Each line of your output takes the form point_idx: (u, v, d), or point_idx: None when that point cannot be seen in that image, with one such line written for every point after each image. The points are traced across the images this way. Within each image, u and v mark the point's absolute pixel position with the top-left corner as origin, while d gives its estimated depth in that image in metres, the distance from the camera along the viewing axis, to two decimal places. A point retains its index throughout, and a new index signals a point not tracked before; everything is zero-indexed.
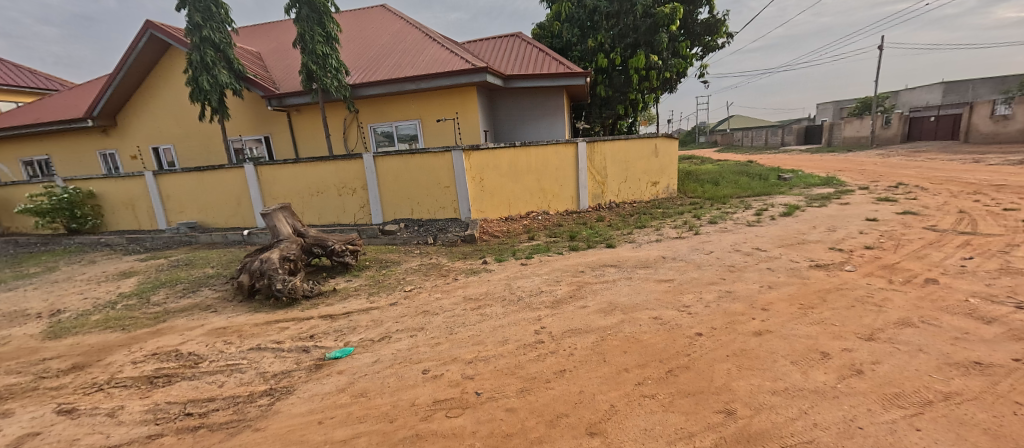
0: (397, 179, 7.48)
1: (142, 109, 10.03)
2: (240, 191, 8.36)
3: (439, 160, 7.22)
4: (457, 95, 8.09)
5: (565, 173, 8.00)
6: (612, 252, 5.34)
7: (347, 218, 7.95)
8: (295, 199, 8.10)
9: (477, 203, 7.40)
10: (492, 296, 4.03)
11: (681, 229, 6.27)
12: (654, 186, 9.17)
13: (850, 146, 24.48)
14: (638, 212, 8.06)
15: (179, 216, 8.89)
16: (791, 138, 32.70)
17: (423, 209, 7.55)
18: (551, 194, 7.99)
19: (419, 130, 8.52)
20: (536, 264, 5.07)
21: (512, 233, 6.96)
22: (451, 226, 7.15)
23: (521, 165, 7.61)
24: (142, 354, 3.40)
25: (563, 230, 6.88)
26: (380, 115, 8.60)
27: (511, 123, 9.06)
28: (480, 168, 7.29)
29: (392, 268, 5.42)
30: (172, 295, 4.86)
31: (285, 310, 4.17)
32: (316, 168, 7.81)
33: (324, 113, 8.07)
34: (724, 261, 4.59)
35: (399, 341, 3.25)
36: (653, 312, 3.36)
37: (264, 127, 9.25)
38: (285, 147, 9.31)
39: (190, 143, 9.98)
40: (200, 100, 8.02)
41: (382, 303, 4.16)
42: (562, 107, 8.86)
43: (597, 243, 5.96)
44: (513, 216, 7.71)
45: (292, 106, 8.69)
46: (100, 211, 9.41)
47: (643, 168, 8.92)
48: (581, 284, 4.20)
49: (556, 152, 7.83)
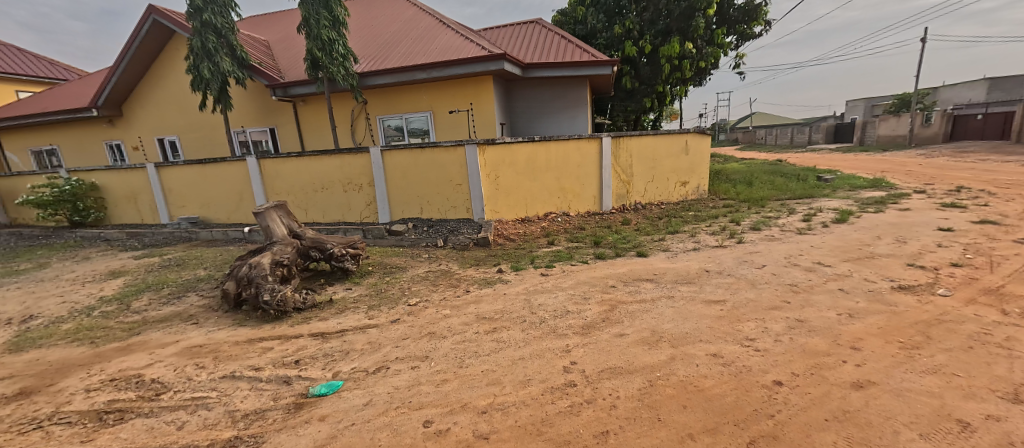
0: (406, 175, 6.93)
1: (146, 99, 9.70)
2: (243, 185, 7.94)
3: (451, 155, 6.64)
4: (472, 85, 7.49)
5: (587, 170, 7.33)
6: (645, 264, 4.68)
7: (353, 217, 7.46)
8: (299, 195, 7.64)
9: (491, 202, 6.80)
10: (510, 316, 3.43)
11: (720, 237, 5.58)
12: (684, 186, 8.43)
13: (886, 145, 23.09)
14: (668, 215, 7.36)
15: (181, 211, 8.53)
16: (820, 136, 31.21)
17: (433, 208, 7.00)
18: (572, 193, 7.34)
19: (431, 123, 7.95)
20: (559, 275, 4.46)
21: (529, 237, 6.35)
22: (462, 227, 6.59)
23: (540, 162, 6.96)
24: (99, 379, 2.90)
25: (586, 235, 6.24)
26: (389, 106, 8.04)
27: (528, 116, 8.41)
28: (495, 165, 6.68)
29: (397, 275, 4.88)
30: (155, 301, 4.41)
31: (272, 325, 3.65)
32: (321, 162, 7.33)
33: (330, 103, 7.56)
34: (782, 278, 3.90)
35: (397, 375, 2.67)
36: (709, 346, 2.71)
37: (269, 118, 8.81)
38: (291, 140, 8.86)
39: (195, 134, 9.62)
40: (201, 88, 7.63)
41: (383, 320, 3.61)
42: (584, 99, 8.21)
43: (626, 250, 5.32)
44: (530, 217, 7.10)
45: (298, 97, 8.22)
46: (103, 203, 9.13)
47: (672, 167, 8.19)
48: (614, 303, 3.56)
49: (578, 148, 7.15)
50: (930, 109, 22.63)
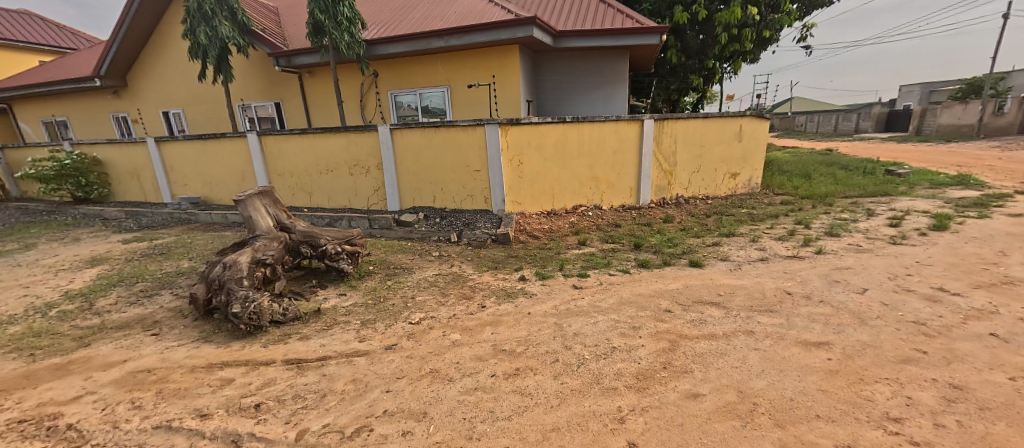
0: (418, 158, 6.13)
1: (151, 69, 9.13)
2: (244, 164, 7.31)
3: (469, 135, 5.77)
4: (495, 56, 6.54)
5: (625, 158, 6.36)
6: (704, 278, 3.78)
7: (360, 203, 6.75)
8: (303, 177, 6.97)
9: (514, 192, 5.95)
10: (538, 352, 2.63)
11: (791, 245, 4.59)
12: (733, 178, 7.34)
13: (949, 136, 20.90)
14: (718, 212, 6.33)
15: (183, 190, 8.01)
16: (869, 124, 28.77)
17: (447, 196, 6.21)
18: (606, 183, 6.40)
19: (448, 99, 7.07)
20: (598, 290, 3.61)
21: (556, 233, 5.49)
22: (479, 220, 5.79)
23: (571, 146, 6.02)
24: (9, 417, 2.25)
25: (624, 235, 5.33)
26: (402, 80, 7.19)
27: (558, 94, 7.41)
28: (520, 148, 5.79)
29: (400, 279, 4.14)
30: (122, 301, 3.78)
31: (242, 343, 2.95)
32: (326, 140, 6.60)
33: (336, 75, 6.76)
34: (899, 311, 2.95)
35: (382, 446, 1.91)
36: (836, 430, 1.83)
37: (274, 91, 8.10)
38: (297, 116, 8.15)
39: (199, 108, 9.02)
40: (199, 56, 6.96)
41: (376, 345, 2.85)
42: (623, 74, 7.16)
43: (676, 257, 4.41)
44: (557, 210, 6.22)
45: (303, 67, 7.45)
46: (106, 179, 8.69)
47: (721, 155, 7.11)
48: (675, 339, 2.71)
49: (616, 132, 6.17)
50: (1004, 96, 20.27)
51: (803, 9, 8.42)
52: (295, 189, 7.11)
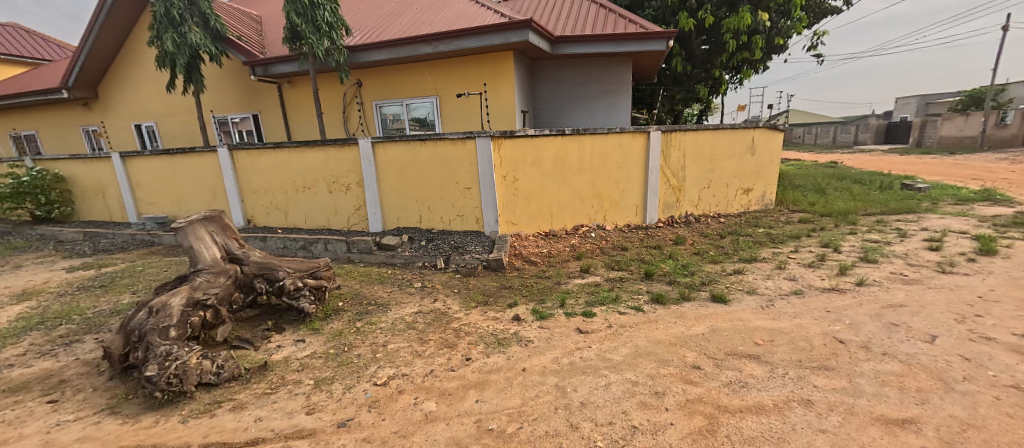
0: (402, 174, 5.56)
1: (123, 80, 8.58)
2: (214, 181, 6.70)
3: (458, 150, 5.21)
4: (488, 63, 6.02)
5: (630, 173, 5.81)
6: (735, 319, 3.17)
7: (340, 223, 6.13)
8: (277, 195, 6.38)
9: (508, 211, 5.36)
10: (535, 436, 2.00)
11: (825, 275, 4.01)
12: (746, 194, 6.80)
13: (952, 147, 20.64)
14: (733, 233, 5.76)
15: (150, 208, 7.38)
16: (868, 136, 28.60)
17: (435, 216, 5.61)
18: (609, 201, 5.83)
19: (437, 110, 6.52)
20: (608, 337, 2.99)
21: (556, 258, 4.89)
22: (470, 243, 5.18)
23: (571, 161, 5.47)
24: None
25: (632, 261, 4.73)
26: (388, 89, 6.65)
27: (557, 104, 6.89)
28: (515, 164, 5.22)
29: (373, 318, 3.50)
30: (33, 351, 3.13)
31: (156, 417, 2.31)
32: (302, 155, 6.03)
33: (315, 85, 6.22)
34: (990, 371, 2.34)
35: None
36: None
37: (251, 102, 7.54)
38: (276, 129, 7.58)
39: (173, 121, 8.45)
40: (167, 65, 6.41)
41: (326, 421, 2.21)
42: (626, 83, 6.66)
43: (696, 289, 3.81)
44: (555, 231, 5.63)
45: (281, 76, 6.90)
46: (69, 197, 8.05)
47: (733, 170, 6.58)
48: (713, 413, 2.09)
49: (620, 145, 5.63)
50: (1005, 108, 20.09)
51: (813, 16, 7.99)
52: (270, 208, 6.49)
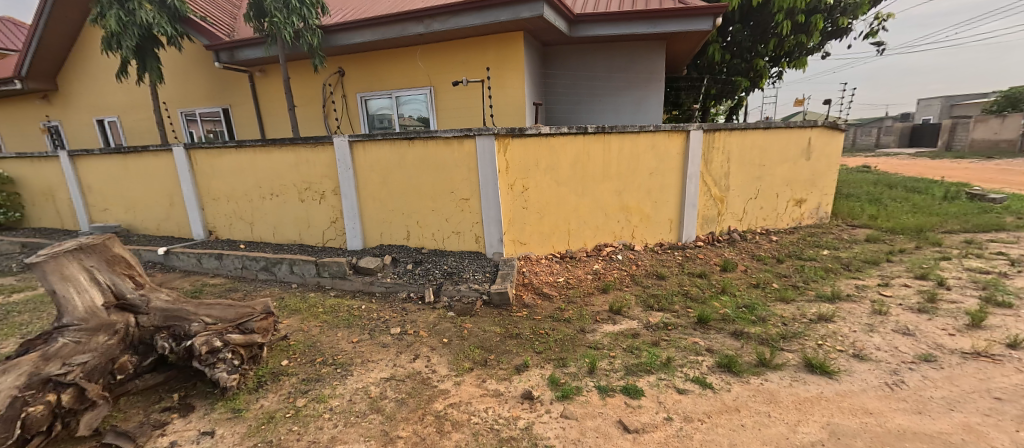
0: (386, 181, 4.53)
1: (84, 69, 7.63)
2: (170, 185, 5.70)
3: (454, 151, 4.17)
4: (493, 47, 4.99)
5: (665, 181, 4.74)
6: (857, 412, 2.11)
7: (313, 237, 5.11)
8: (241, 202, 5.37)
9: (515, 228, 4.32)
10: None
11: (952, 329, 2.92)
12: (799, 206, 5.71)
13: (987, 151, 19.35)
14: (792, 256, 4.68)
15: (104, 216, 6.42)
16: (891, 139, 27.23)
17: (425, 232, 4.57)
18: (638, 215, 4.77)
19: (431, 104, 5.49)
20: (674, 444, 1.93)
21: (577, 291, 3.82)
22: (467, 268, 4.14)
23: (594, 165, 4.41)
24: None
25: (676, 297, 3.67)
26: (374, 79, 5.62)
27: (574, 98, 5.83)
28: (524, 169, 4.18)
29: (322, 389, 2.46)
30: None
31: None
32: (268, 155, 5.02)
33: (285, 73, 5.20)
34: None
35: None
36: None
37: (221, 95, 6.56)
38: (248, 126, 6.58)
39: (138, 116, 7.49)
40: (113, 47, 5.42)
41: None
42: (657, 73, 5.59)
43: (778, 348, 2.73)
44: (573, 253, 4.56)
45: (251, 64, 5.90)
46: (19, 201, 7.12)
47: (785, 177, 5.49)
48: None
49: (654, 147, 4.57)
50: None
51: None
52: (233, 218, 5.48)
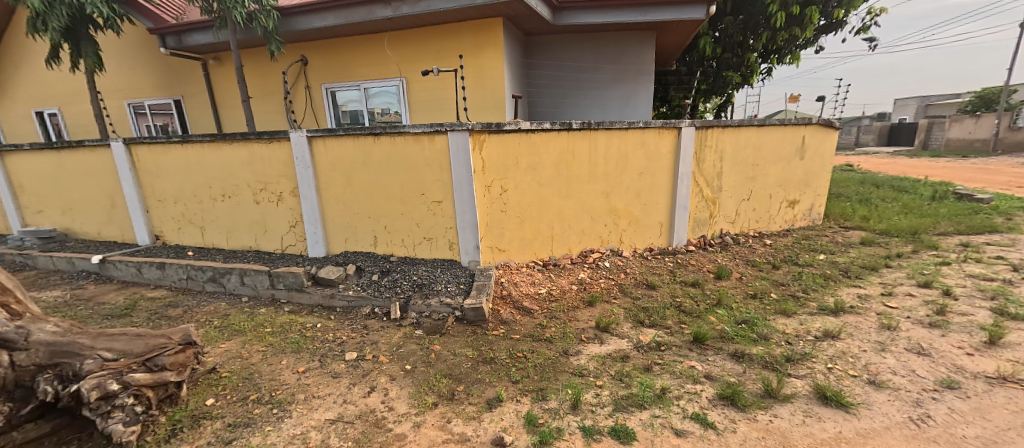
0: (349, 181, 4.07)
1: (19, 55, 6.89)
2: (111, 184, 5.12)
3: (424, 148, 3.74)
4: (469, 35, 4.56)
5: (655, 181, 4.41)
6: None
7: (270, 243, 4.61)
8: (189, 204, 4.83)
9: (493, 234, 3.93)
10: None
11: (969, 347, 2.65)
12: (791, 207, 5.47)
13: (963, 150, 19.75)
14: (788, 262, 4.41)
15: (39, 218, 5.78)
16: (871, 138, 27.74)
17: (393, 238, 4.13)
18: (627, 218, 4.43)
19: (403, 97, 5.04)
20: None
21: (561, 304, 3.45)
22: (439, 279, 3.72)
23: (579, 164, 4.05)
24: None
25: (668, 310, 3.34)
26: (340, 69, 5.13)
27: (558, 92, 5.46)
28: (502, 169, 3.78)
29: (250, 438, 2.02)
30: None
31: None
32: (217, 152, 4.49)
33: (238, 60, 4.67)
34: None
35: None
36: None
37: (172, 85, 5.97)
38: (203, 119, 6.00)
39: (81, 108, 6.80)
40: (40, 29, 4.82)
41: None
42: (646, 67, 5.26)
43: (785, 374, 2.41)
44: (557, 260, 4.20)
45: (202, 50, 5.33)
46: None
47: (778, 177, 5.24)
48: None
49: (643, 145, 4.23)
50: (1018, 109, 19.27)
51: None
52: (182, 221, 4.93)
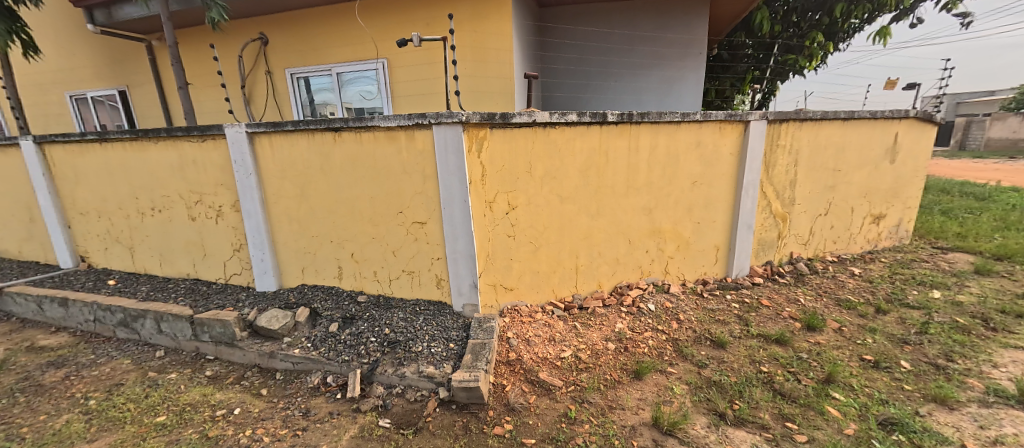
0: (303, 192, 3.02)
1: None
2: (26, 194, 4.14)
3: (400, 148, 2.68)
4: (469, 1, 3.52)
5: (714, 193, 3.30)
6: None
7: (210, 271, 3.57)
8: (116, 218, 3.82)
9: (496, 267, 2.86)
10: None
11: None
12: (876, 223, 4.32)
13: (1007, 151, 18.24)
14: (895, 302, 3.27)
15: None
16: None
17: (362, 270, 3.07)
18: (675, 242, 3.32)
19: (384, 82, 3.99)
20: None
21: (595, 379, 2.36)
22: (420, 332, 2.64)
23: (614, 171, 2.95)
24: None
25: (757, 391, 2.23)
26: (307, 49, 4.10)
27: (580, 82, 4.47)
28: (510, 177, 2.71)
29: None
30: None
31: None
32: (141, 152, 3.47)
33: (171, 35, 3.59)
34: None
35: None
36: None
37: (117, 73, 4.99)
38: (153, 113, 5.02)
39: None
40: None
41: None
42: (691, 46, 4.20)
43: None
44: (583, 300, 3.11)
45: (141, 26, 4.27)
46: None
47: (863, 186, 4.09)
48: None
49: (699, 144, 3.12)
50: None
51: None
52: (108, 240, 3.93)
